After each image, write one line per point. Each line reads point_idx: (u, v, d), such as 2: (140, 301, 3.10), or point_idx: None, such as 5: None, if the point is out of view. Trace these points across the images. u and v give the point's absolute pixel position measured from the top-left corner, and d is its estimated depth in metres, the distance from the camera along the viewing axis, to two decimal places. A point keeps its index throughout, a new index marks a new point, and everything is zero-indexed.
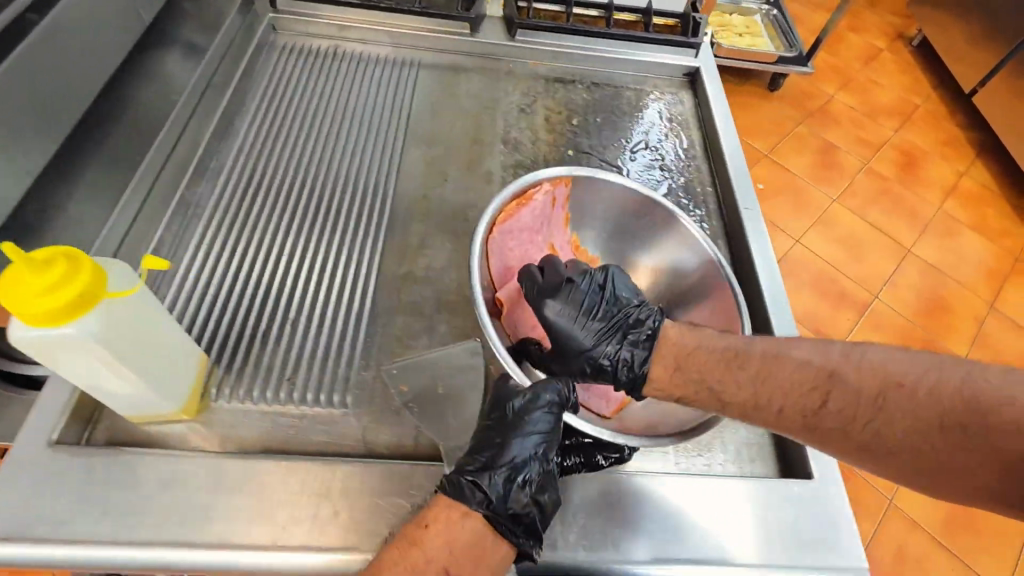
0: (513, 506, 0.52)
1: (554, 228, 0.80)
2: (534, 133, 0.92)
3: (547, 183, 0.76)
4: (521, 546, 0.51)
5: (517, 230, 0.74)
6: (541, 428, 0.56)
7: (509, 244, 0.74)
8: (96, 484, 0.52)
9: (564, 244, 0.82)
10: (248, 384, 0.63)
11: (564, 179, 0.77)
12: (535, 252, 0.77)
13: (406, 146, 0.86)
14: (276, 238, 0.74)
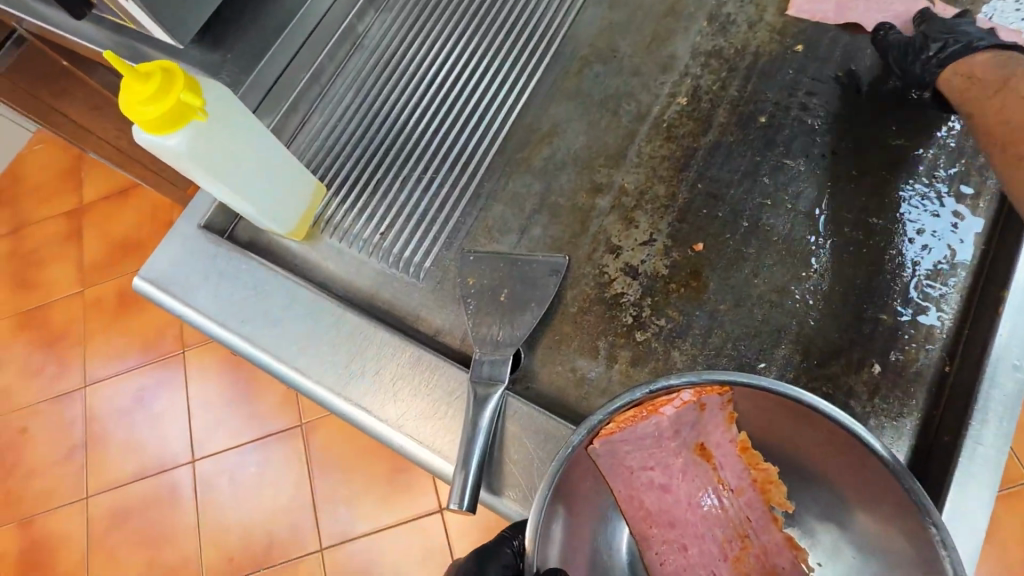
0: None
1: (707, 433, 0.45)
2: (758, 11, 0.67)
3: (689, 391, 0.42)
4: None
5: (640, 445, 0.42)
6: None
7: (628, 453, 0.42)
8: (217, 273, 0.63)
9: (723, 450, 0.46)
10: (348, 225, 0.67)
11: (720, 387, 0.42)
12: (661, 462, 0.44)
13: (585, 5, 0.72)
14: (417, 85, 0.71)
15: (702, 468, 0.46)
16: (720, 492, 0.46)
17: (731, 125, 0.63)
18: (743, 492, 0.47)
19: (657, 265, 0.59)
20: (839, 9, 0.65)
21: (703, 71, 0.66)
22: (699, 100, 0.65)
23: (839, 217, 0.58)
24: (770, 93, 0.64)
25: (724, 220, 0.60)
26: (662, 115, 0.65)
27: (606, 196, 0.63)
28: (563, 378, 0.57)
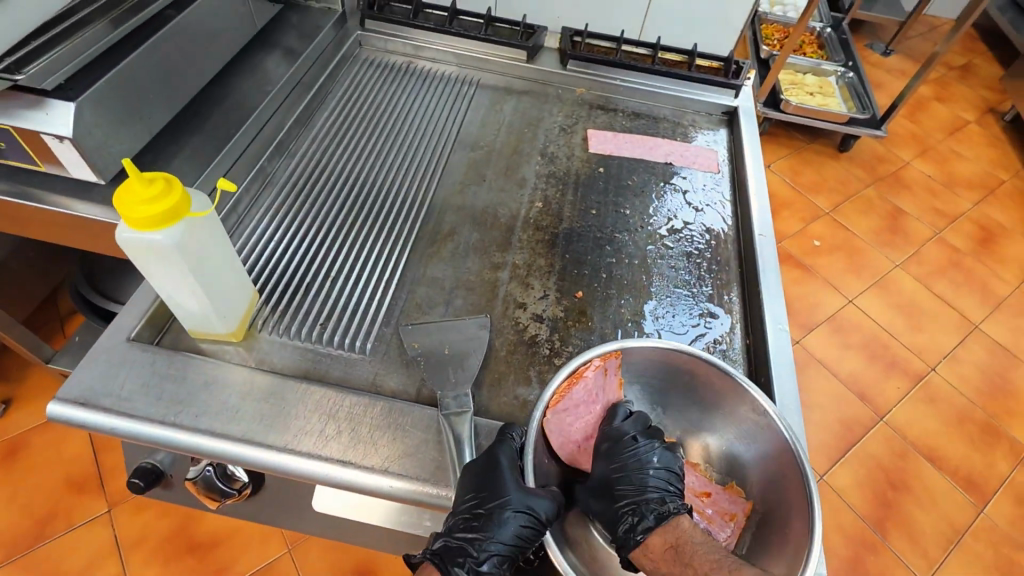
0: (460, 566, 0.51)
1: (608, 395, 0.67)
2: (570, 150, 1.01)
3: (598, 358, 0.63)
4: None
5: (574, 411, 0.63)
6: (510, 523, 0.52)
7: (567, 421, 0.63)
8: (156, 378, 0.63)
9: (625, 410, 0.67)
10: (286, 323, 0.74)
11: (614, 352, 0.64)
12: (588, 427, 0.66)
13: (453, 150, 0.98)
14: (332, 207, 0.86)
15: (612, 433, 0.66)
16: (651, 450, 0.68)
17: (575, 217, 0.91)
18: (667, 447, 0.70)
19: (554, 310, 0.79)
20: (617, 147, 1.02)
21: (547, 185, 0.95)
22: (551, 203, 0.92)
23: (657, 263, 0.86)
24: (593, 196, 0.94)
25: (588, 275, 0.83)
26: (528, 214, 0.90)
27: (504, 270, 0.83)
28: (510, 404, 0.69)
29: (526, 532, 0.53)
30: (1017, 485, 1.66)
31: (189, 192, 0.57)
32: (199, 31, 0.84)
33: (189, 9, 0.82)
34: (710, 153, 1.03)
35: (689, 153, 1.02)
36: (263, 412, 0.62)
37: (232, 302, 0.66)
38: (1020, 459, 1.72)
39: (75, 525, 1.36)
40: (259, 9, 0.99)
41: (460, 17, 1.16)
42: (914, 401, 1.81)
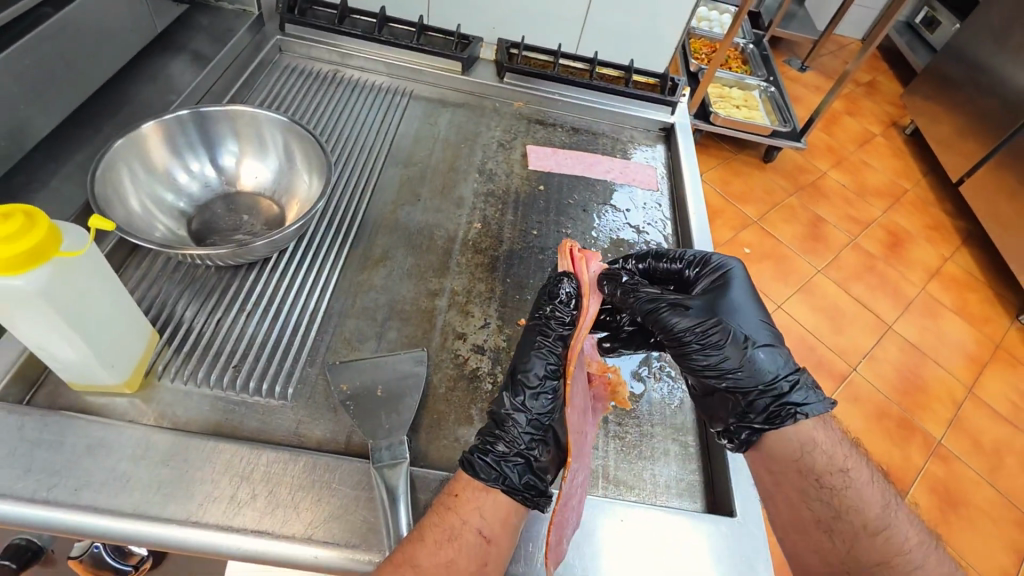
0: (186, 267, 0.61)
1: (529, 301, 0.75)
2: (509, 166, 0.97)
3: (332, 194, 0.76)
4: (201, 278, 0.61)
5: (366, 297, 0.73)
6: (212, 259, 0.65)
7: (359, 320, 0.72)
8: (22, 450, 0.52)
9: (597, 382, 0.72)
10: (192, 368, 0.64)
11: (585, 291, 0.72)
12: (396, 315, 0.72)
13: (384, 167, 0.92)
14: (213, 243, 0.72)
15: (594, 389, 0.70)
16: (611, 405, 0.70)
17: (516, 238, 0.87)
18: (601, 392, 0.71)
19: (496, 341, 0.74)
20: (557, 165, 0.99)
21: (486, 205, 0.90)
22: (490, 223, 0.88)
23: None
24: (533, 215, 0.91)
25: (531, 300, 0.80)
26: (467, 236, 0.85)
27: (442, 297, 0.77)
28: (450, 448, 0.64)
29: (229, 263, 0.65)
30: (931, 475, 1.78)
31: (56, 228, 0.47)
32: (82, 31, 0.73)
33: (68, 5, 0.71)
34: (649, 170, 1.03)
35: (628, 170, 1.01)
36: (164, 478, 0.53)
37: (118, 351, 0.57)
38: (932, 451, 1.84)
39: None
40: (160, 7, 0.88)
41: (389, 24, 1.09)
42: (840, 402, 1.90)
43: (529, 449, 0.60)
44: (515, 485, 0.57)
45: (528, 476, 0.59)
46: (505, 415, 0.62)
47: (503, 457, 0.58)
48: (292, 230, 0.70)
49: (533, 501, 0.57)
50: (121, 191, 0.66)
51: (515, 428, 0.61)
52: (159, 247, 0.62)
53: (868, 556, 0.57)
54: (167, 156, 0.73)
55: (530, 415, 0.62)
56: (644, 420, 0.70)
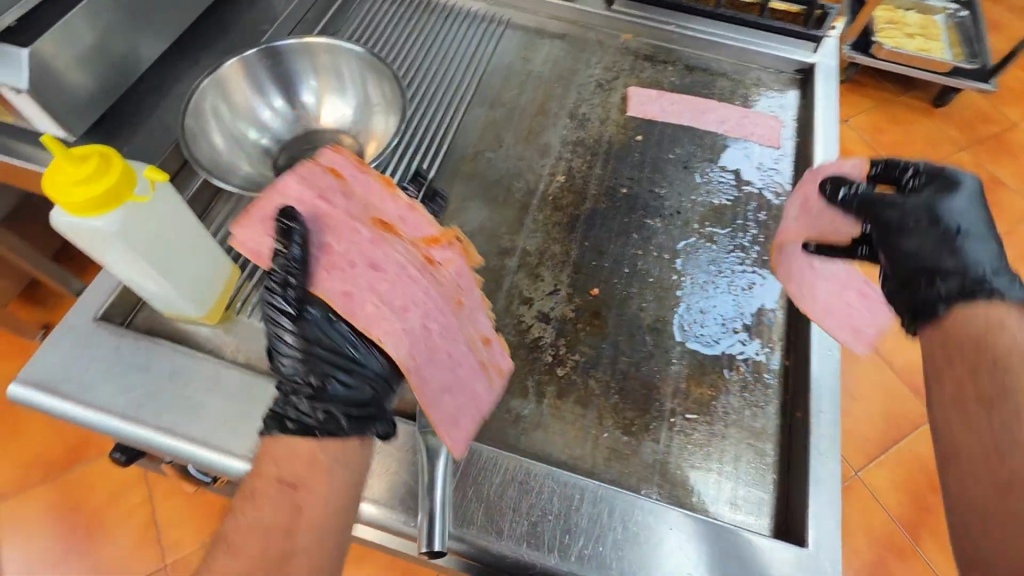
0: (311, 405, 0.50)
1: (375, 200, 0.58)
2: (606, 111, 0.87)
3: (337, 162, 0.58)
4: (302, 417, 0.50)
5: (350, 239, 0.54)
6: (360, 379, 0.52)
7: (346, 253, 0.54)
8: (116, 370, 0.58)
9: (388, 211, 0.58)
10: (267, 305, 0.67)
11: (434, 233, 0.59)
12: (350, 243, 0.54)
13: (470, 107, 0.86)
14: None
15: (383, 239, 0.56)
16: (427, 262, 0.57)
17: (602, 195, 0.78)
18: (450, 264, 0.59)
19: (564, 311, 0.69)
20: (662, 112, 0.87)
21: (574, 155, 0.82)
22: (574, 177, 0.80)
23: (689, 259, 0.74)
24: (625, 170, 0.81)
25: (609, 268, 0.73)
26: (547, 189, 0.78)
27: (513, 257, 0.73)
28: (501, 419, 0.62)
29: (354, 374, 0.52)
30: None
31: (129, 169, 0.49)
32: None
33: None
34: (774, 121, 0.87)
35: (748, 121, 0.86)
36: (229, 412, 0.57)
37: (204, 290, 0.60)
38: None
39: (34, 483, 1.25)
40: None
41: None
42: None
43: (324, 390, 0.51)
44: (310, 421, 0.50)
45: (342, 403, 0.51)
46: (278, 359, 0.51)
47: (292, 405, 0.50)
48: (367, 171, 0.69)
49: (277, 420, 0.51)
50: (206, 128, 0.68)
51: (299, 367, 0.51)
52: (237, 188, 0.63)
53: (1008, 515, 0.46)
54: (251, 92, 0.73)
55: (303, 359, 0.51)
56: (718, 419, 0.63)
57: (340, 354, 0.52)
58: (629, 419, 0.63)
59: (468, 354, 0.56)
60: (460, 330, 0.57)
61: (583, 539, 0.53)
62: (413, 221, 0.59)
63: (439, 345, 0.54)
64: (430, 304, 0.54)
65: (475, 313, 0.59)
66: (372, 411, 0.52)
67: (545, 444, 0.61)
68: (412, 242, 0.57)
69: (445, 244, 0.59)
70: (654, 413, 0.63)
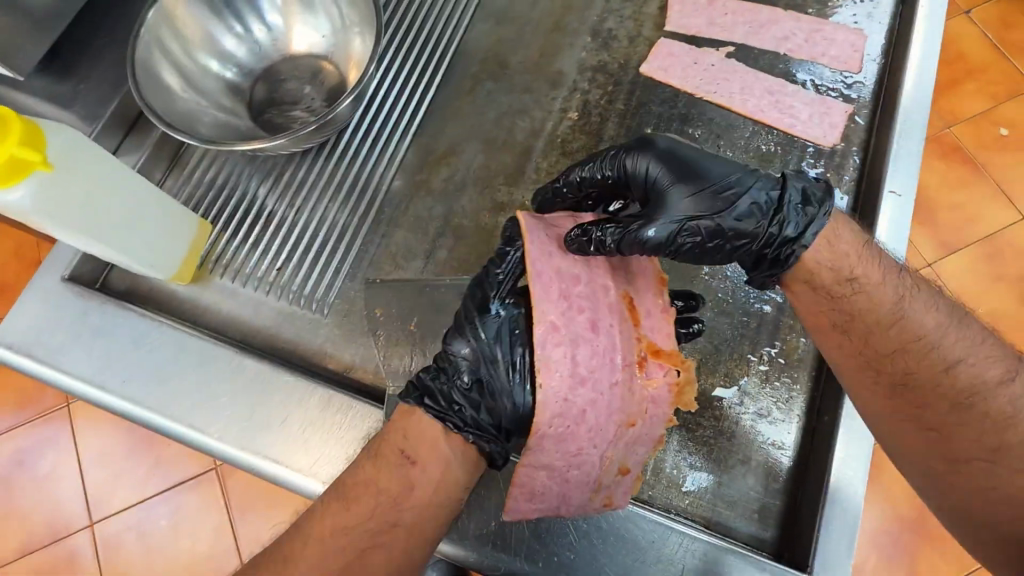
0: (450, 400, 0.46)
1: (644, 278, 0.49)
2: (637, 26, 0.71)
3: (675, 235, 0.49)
4: (435, 409, 0.46)
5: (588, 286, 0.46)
6: (503, 415, 0.46)
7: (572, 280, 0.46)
8: (85, 336, 0.56)
9: (648, 307, 0.47)
10: (241, 264, 0.62)
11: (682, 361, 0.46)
12: (585, 300, 0.45)
13: (472, 21, 0.72)
14: (267, 122, 0.65)
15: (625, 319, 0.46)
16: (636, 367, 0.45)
17: (621, 138, 0.66)
18: (655, 386, 0.46)
19: None
20: (709, 25, 0.70)
21: (592, 84, 0.68)
22: (591, 113, 0.67)
23: None
24: (653, 103, 0.67)
25: None
26: (556, 130, 0.66)
27: (509, 214, 0.63)
28: None
29: (501, 404, 0.46)
30: None
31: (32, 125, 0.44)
32: None
33: None
34: (856, 34, 0.68)
35: (820, 37, 0.68)
36: (196, 385, 0.55)
37: (171, 248, 0.56)
38: None
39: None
40: None
41: None
42: None
43: (476, 389, 0.46)
44: (445, 409, 0.45)
45: (477, 416, 0.46)
46: (461, 330, 0.47)
47: (441, 386, 0.46)
48: (344, 107, 0.60)
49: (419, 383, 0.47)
50: (159, 63, 0.60)
51: (469, 356, 0.46)
52: (199, 138, 0.57)
53: (961, 447, 0.44)
54: (209, 16, 0.64)
55: (478, 350, 0.46)
56: (729, 416, 0.55)
57: (511, 374, 0.46)
58: None
59: (606, 440, 0.45)
60: (603, 443, 0.45)
61: (552, 544, 0.50)
62: (662, 323, 0.47)
63: (579, 438, 0.44)
64: (605, 394, 0.44)
65: (639, 442, 0.47)
66: (496, 436, 0.46)
67: None
68: (640, 340, 0.46)
69: (669, 365, 0.46)
70: None
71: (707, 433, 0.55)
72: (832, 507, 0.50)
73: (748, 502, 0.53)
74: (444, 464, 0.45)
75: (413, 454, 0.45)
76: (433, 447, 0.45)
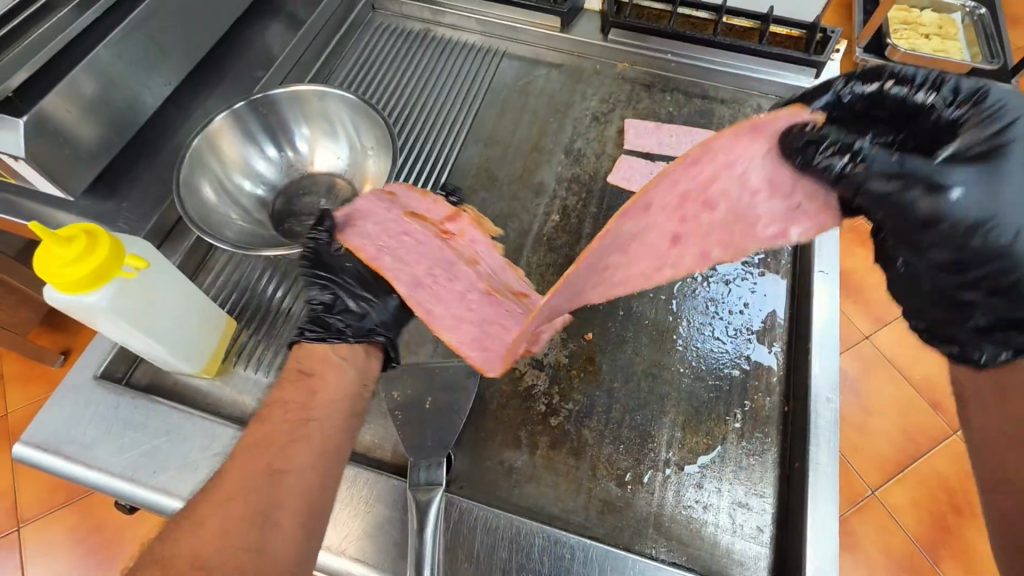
0: (329, 324, 0.61)
1: (412, 201, 0.66)
2: (601, 146, 0.86)
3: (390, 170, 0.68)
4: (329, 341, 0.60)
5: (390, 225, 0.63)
6: (369, 313, 0.63)
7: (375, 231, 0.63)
8: (116, 429, 0.60)
9: (428, 211, 0.66)
10: (264, 356, 0.68)
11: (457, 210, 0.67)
12: (398, 230, 0.63)
13: (465, 144, 0.86)
14: (290, 230, 0.73)
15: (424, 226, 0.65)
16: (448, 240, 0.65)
17: (597, 235, 0.78)
18: (464, 233, 0.67)
19: (557, 357, 0.69)
20: (659, 144, 0.86)
21: (569, 192, 0.82)
22: (569, 216, 0.79)
23: (683, 300, 0.73)
24: (620, 206, 0.80)
25: (603, 311, 0.72)
26: (542, 230, 0.78)
27: None
28: (493, 471, 0.62)
29: (347, 305, 0.62)
30: None
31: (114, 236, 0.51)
32: (176, 12, 0.73)
33: None
34: None
35: None
36: None
37: (209, 339, 0.62)
38: None
39: (57, 505, 1.19)
40: None
41: None
42: None
43: (341, 313, 0.62)
44: (326, 333, 0.60)
45: (352, 324, 0.62)
46: (312, 289, 0.62)
47: (317, 322, 0.61)
48: None
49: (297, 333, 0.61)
50: (199, 182, 0.69)
51: (328, 296, 0.62)
52: (231, 244, 0.64)
53: None
54: (242, 143, 0.74)
55: (328, 286, 0.61)
56: (713, 469, 0.62)
57: (357, 285, 0.63)
58: (622, 470, 0.62)
59: (467, 283, 0.63)
60: (470, 282, 0.63)
61: None
62: (438, 209, 0.66)
63: (445, 288, 0.61)
64: (441, 268, 0.62)
65: (493, 274, 0.66)
66: (377, 329, 0.63)
67: (537, 498, 0.60)
68: (433, 224, 0.65)
69: (456, 217, 0.67)
70: (649, 463, 0.63)
71: (697, 486, 0.62)
72: (813, 545, 0.56)
73: (739, 549, 0.59)
74: (337, 367, 0.60)
75: (308, 368, 0.60)
76: (324, 359, 0.60)
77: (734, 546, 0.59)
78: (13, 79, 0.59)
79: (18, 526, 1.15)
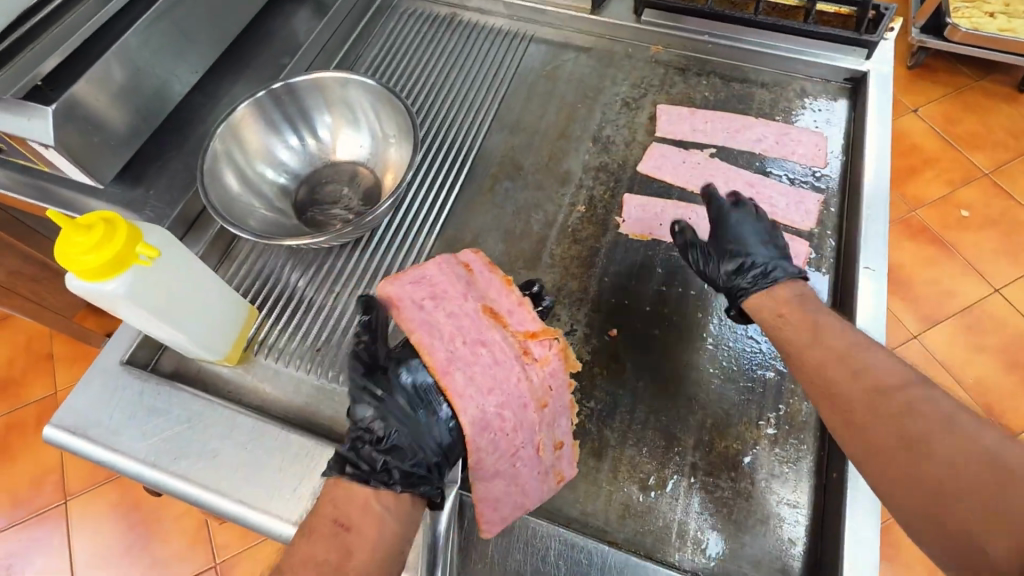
0: (373, 456, 0.51)
1: (489, 294, 0.58)
2: (631, 133, 0.83)
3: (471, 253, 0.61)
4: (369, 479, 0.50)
5: (460, 329, 0.55)
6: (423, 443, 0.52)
7: (437, 331, 0.54)
8: (140, 415, 0.60)
9: (508, 309, 0.57)
10: (284, 344, 0.67)
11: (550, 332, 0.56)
12: (470, 335, 0.55)
13: (490, 131, 0.83)
14: (311, 219, 0.72)
15: (500, 330, 0.56)
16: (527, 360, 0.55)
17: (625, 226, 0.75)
18: (548, 363, 0.55)
19: (580, 353, 0.66)
20: (693, 131, 0.82)
21: (597, 182, 0.78)
22: (596, 206, 0.76)
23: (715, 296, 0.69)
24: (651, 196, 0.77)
25: (630, 306, 0.69)
26: (567, 221, 0.75)
27: None
28: None
29: (398, 434, 0.52)
30: None
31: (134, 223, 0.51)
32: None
33: None
34: (818, 136, 0.80)
35: (789, 139, 0.79)
36: (241, 459, 0.58)
37: (229, 323, 0.62)
38: None
39: (99, 481, 1.23)
40: None
41: None
42: None
43: (387, 444, 0.51)
44: (366, 471, 0.50)
45: (400, 465, 0.51)
46: (359, 403, 0.53)
47: (358, 448, 0.51)
48: (384, 208, 0.67)
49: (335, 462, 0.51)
50: (222, 171, 0.69)
51: (377, 420, 0.52)
52: (253, 234, 0.64)
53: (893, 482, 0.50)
54: (265, 132, 0.74)
55: (380, 410, 0.52)
56: (742, 475, 0.59)
57: (413, 406, 0.53)
58: (646, 473, 0.59)
59: (530, 427, 0.53)
60: (530, 428, 0.53)
61: None
62: (520, 314, 0.57)
63: (509, 439, 0.53)
64: (512, 401, 0.53)
65: (557, 417, 0.56)
66: (429, 476, 0.52)
67: (556, 498, 0.59)
68: (513, 335, 0.56)
69: (546, 341, 0.56)
70: (674, 467, 0.60)
71: (724, 493, 0.58)
72: (851, 560, 0.52)
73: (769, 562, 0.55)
74: (378, 519, 0.49)
75: (345, 519, 0.49)
76: (365, 508, 0.50)
77: (763, 558, 0.55)
78: (44, 66, 0.61)
79: (65, 499, 1.21)
